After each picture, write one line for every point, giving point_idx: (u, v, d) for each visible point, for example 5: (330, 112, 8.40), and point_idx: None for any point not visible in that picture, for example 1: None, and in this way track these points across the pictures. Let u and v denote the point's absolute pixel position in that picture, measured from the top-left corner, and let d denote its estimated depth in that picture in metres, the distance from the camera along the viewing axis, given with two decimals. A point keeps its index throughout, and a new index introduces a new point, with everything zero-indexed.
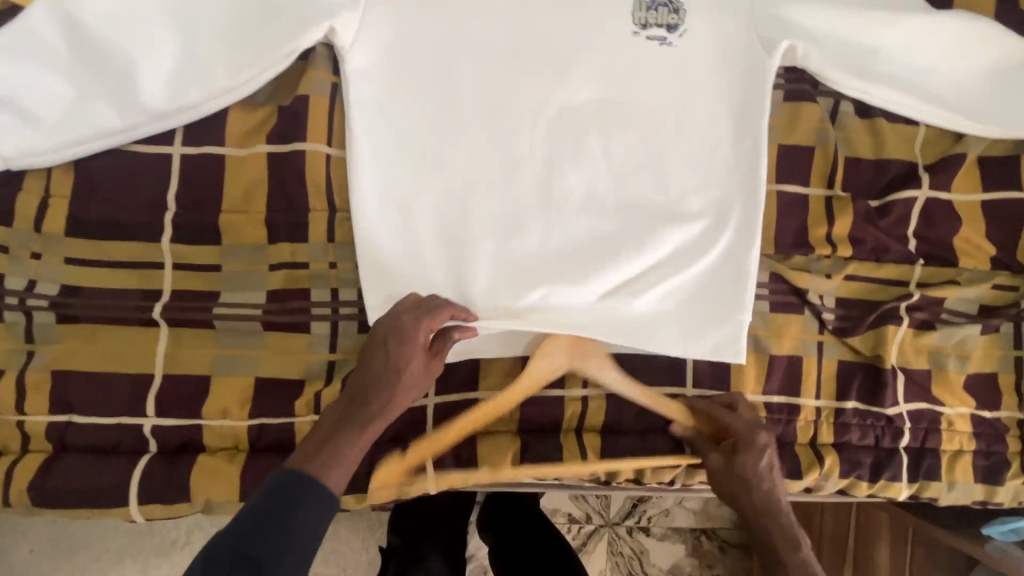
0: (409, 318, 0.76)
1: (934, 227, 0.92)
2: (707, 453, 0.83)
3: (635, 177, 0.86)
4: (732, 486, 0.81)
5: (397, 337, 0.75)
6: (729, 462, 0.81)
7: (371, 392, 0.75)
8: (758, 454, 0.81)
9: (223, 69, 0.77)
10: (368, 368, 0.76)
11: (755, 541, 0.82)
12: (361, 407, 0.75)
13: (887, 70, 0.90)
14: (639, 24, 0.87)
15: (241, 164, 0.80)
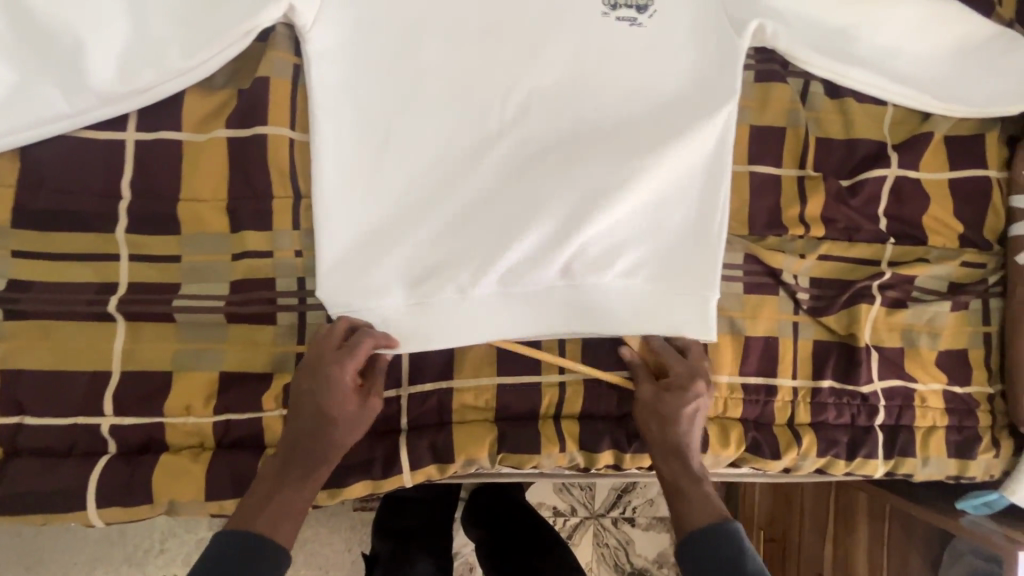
0: (333, 361, 0.74)
1: (904, 205, 0.93)
2: (640, 381, 0.81)
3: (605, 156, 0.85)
4: (646, 417, 0.80)
5: (325, 382, 0.74)
6: (656, 395, 0.80)
7: (308, 438, 0.74)
8: (687, 399, 0.79)
9: (177, 50, 0.74)
10: (298, 417, 0.74)
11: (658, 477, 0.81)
12: (301, 458, 0.73)
13: (855, 50, 0.90)
14: (609, 4, 0.86)
15: (200, 151, 0.77)
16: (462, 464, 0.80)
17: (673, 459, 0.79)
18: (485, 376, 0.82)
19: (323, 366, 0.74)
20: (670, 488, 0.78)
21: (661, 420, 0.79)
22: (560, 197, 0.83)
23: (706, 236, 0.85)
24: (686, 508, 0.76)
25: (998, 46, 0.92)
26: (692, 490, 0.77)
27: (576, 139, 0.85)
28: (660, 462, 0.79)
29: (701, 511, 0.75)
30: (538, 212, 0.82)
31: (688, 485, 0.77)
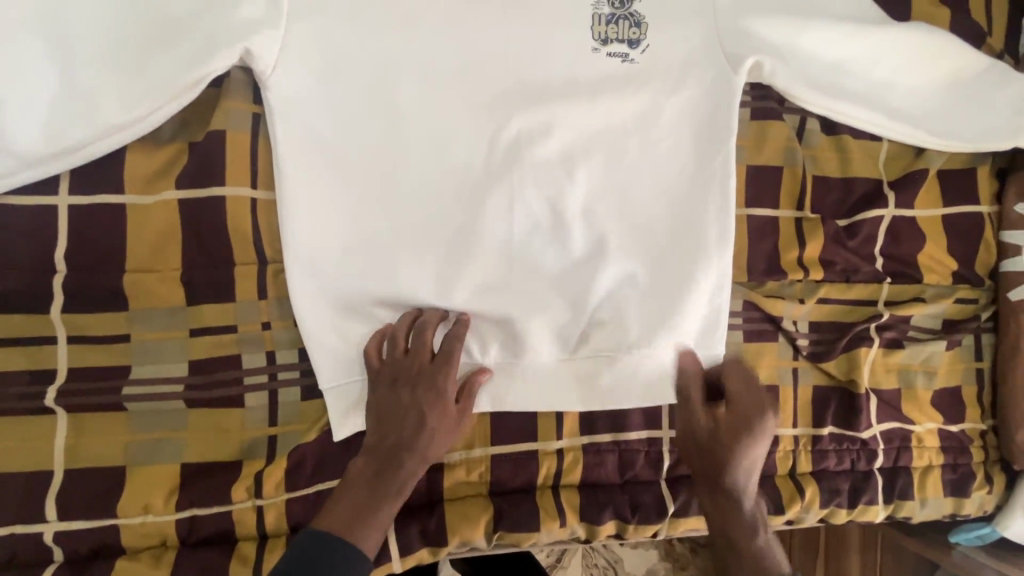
0: (417, 348, 0.72)
1: (900, 244, 0.91)
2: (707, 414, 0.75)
3: (606, 212, 0.80)
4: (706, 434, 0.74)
5: (425, 377, 0.71)
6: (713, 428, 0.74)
7: (389, 446, 0.69)
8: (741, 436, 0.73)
9: (117, 103, 0.65)
10: (397, 422, 0.69)
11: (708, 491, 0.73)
12: (397, 466, 0.68)
13: (852, 86, 0.87)
14: (599, 39, 0.80)
15: (147, 215, 0.68)
16: (455, 545, 0.76)
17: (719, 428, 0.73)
18: (478, 447, 0.79)
19: (409, 367, 0.71)
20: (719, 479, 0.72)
21: (707, 444, 0.73)
22: (564, 261, 0.79)
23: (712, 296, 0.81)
24: (732, 525, 0.71)
25: (990, 80, 0.91)
26: (734, 509, 0.72)
27: (576, 195, 0.79)
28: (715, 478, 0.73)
29: (745, 531, 0.70)
30: (542, 276, 0.78)
31: (724, 445, 0.72)
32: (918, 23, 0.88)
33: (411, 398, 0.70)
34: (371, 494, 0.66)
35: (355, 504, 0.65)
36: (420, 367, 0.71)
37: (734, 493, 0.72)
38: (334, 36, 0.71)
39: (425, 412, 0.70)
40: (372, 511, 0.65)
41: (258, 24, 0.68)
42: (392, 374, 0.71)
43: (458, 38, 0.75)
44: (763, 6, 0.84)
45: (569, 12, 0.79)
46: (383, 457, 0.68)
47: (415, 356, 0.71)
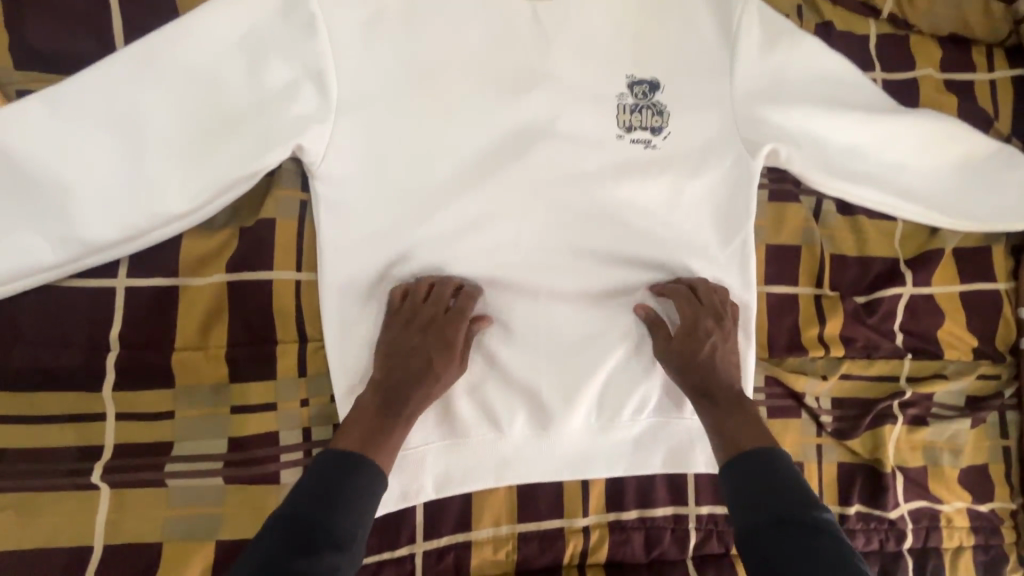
0: (437, 299, 0.75)
1: (919, 321, 0.92)
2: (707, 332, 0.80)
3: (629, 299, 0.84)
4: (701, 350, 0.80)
5: (435, 327, 0.75)
6: (706, 351, 0.80)
7: (395, 382, 0.72)
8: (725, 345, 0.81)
9: (179, 193, 0.70)
10: (410, 359, 0.73)
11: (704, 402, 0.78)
12: (405, 399, 0.72)
13: (866, 169, 0.91)
14: (624, 127, 0.85)
15: (197, 297, 0.72)
16: None
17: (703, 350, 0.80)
18: (504, 524, 0.79)
19: (421, 315, 0.75)
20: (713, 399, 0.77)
21: (689, 359, 0.79)
22: (590, 344, 0.82)
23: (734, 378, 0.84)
24: (735, 437, 0.73)
25: (999, 164, 0.94)
26: (737, 424, 0.74)
27: (600, 274, 0.83)
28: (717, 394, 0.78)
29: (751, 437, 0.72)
30: (570, 359, 0.81)
31: (710, 364, 0.79)
32: (927, 111, 0.93)
33: (422, 344, 0.74)
34: (379, 425, 0.70)
35: (367, 426, 0.69)
36: (433, 314, 0.75)
37: (727, 402, 0.77)
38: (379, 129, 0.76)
39: (435, 358, 0.74)
40: (379, 437, 0.69)
41: (310, 121, 0.74)
42: (405, 320, 0.74)
43: (492, 129, 0.81)
44: (777, 96, 0.89)
45: (595, 102, 0.85)
46: (390, 392, 0.72)
47: (428, 306, 0.75)
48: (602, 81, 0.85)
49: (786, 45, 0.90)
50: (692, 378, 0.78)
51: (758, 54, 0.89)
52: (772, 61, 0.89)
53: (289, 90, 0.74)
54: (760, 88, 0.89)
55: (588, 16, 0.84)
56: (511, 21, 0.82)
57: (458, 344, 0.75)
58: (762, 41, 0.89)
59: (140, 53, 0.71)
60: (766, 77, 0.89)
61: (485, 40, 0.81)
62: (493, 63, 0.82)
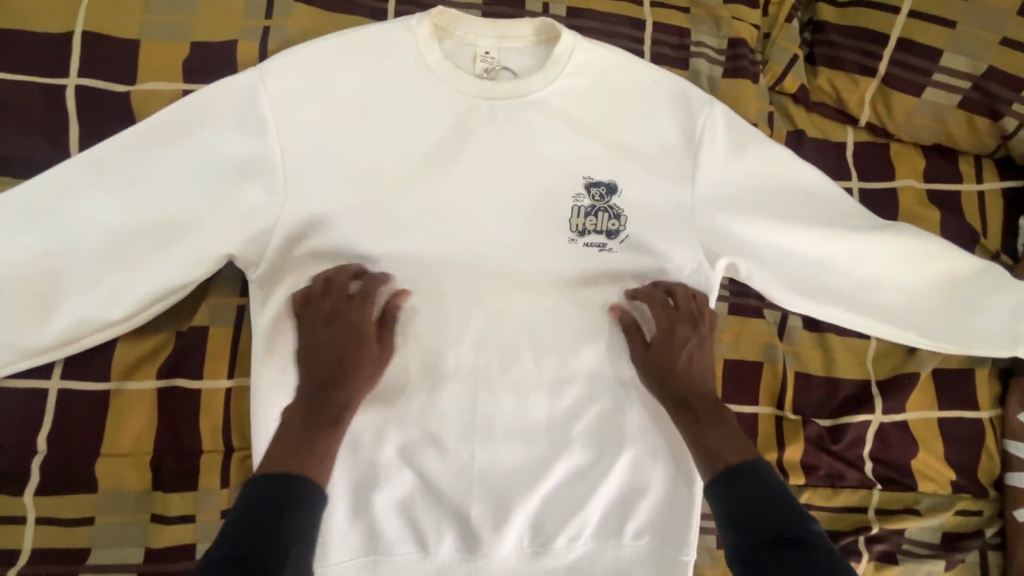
0: (333, 291, 0.77)
1: (890, 450, 0.86)
2: (681, 336, 0.82)
3: (565, 426, 0.82)
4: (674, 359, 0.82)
5: (348, 319, 0.76)
6: (681, 354, 0.82)
7: (319, 386, 0.73)
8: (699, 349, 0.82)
9: (116, 300, 0.71)
10: (325, 359, 0.74)
11: (683, 411, 0.79)
12: (332, 399, 0.73)
13: (836, 282, 0.87)
14: (577, 231, 0.83)
15: (127, 402, 0.72)
16: None
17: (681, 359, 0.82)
18: None
19: (325, 307, 0.76)
20: (686, 407, 0.79)
21: (665, 367, 0.81)
22: (521, 472, 0.80)
23: (674, 514, 0.81)
24: (717, 449, 0.74)
25: (985, 283, 0.88)
26: (713, 432, 0.75)
27: (545, 387, 0.82)
28: (693, 401, 0.79)
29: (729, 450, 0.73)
30: (505, 482, 0.80)
31: (686, 370, 0.81)
32: (905, 225, 0.88)
33: (332, 335, 0.75)
34: (306, 432, 0.69)
35: (298, 429, 0.70)
36: (338, 305, 0.77)
37: (703, 409, 0.78)
38: (324, 240, 0.77)
39: (348, 349, 0.75)
40: (312, 439, 0.68)
41: (251, 229, 0.75)
42: (310, 319, 0.76)
43: (437, 235, 0.80)
44: (743, 205, 0.85)
45: (549, 207, 0.83)
46: (316, 394, 0.73)
47: (334, 297, 0.76)
48: (557, 184, 0.83)
49: (753, 151, 0.87)
50: (668, 392, 0.80)
51: (724, 162, 0.86)
52: (738, 168, 0.86)
53: (234, 192, 0.75)
54: (725, 195, 0.85)
55: (546, 120, 0.83)
56: (464, 126, 0.81)
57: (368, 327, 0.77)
58: (730, 147, 0.86)
59: (94, 159, 0.73)
60: (733, 184, 0.86)
61: (437, 145, 0.81)
62: (444, 167, 0.81)
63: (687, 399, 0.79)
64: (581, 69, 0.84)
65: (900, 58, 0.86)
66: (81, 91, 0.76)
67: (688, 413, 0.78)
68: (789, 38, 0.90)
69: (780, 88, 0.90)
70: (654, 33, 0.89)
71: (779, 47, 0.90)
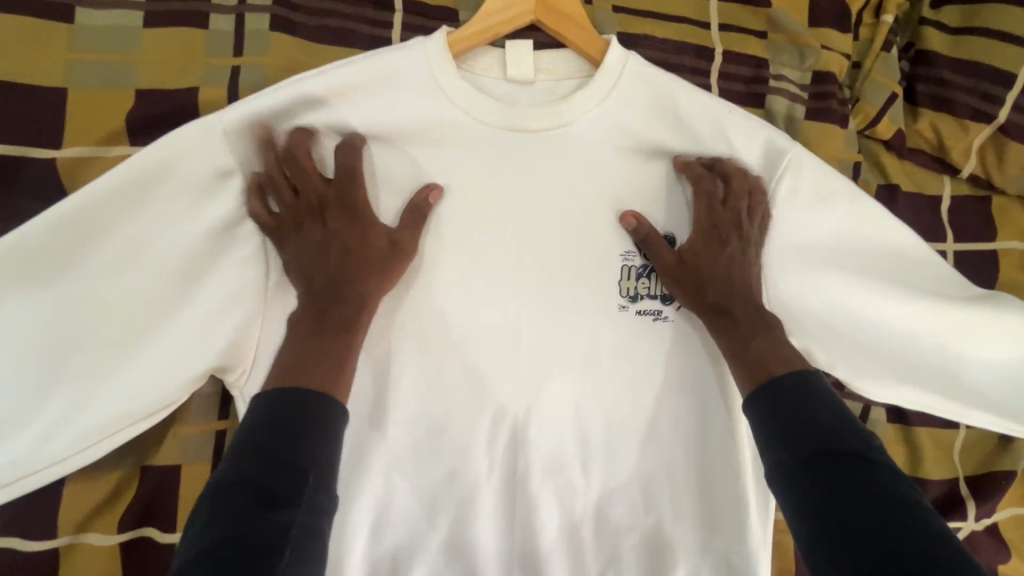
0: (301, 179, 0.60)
1: (978, 555, 0.76)
2: (722, 226, 0.68)
3: (612, 531, 0.70)
4: (711, 254, 0.67)
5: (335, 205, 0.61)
6: (703, 237, 0.67)
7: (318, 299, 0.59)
8: (749, 247, 0.68)
9: (62, 435, 0.56)
10: (324, 260, 0.60)
11: (725, 308, 0.66)
12: (336, 303, 0.59)
13: (926, 366, 0.74)
14: (627, 294, 0.69)
15: (85, 560, 0.58)
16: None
17: (700, 263, 0.67)
18: None
19: (304, 202, 0.60)
20: (727, 310, 0.65)
21: (703, 265, 0.67)
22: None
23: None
24: (765, 357, 0.62)
25: None
26: (760, 339, 0.63)
27: (592, 499, 0.70)
28: (736, 304, 0.66)
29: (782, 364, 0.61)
30: None
31: (728, 271, 0.67)
32: (1007, 299, 0.76)
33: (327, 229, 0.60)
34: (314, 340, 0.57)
35: (298, 334, 0.57)
36: (320, 195, 0.61)
37: (746, 315, 0.65)
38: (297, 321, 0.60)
39: (349, 239, 0.61)
40: (322, 355, 0.56)
41: (229, 334, 0.59)
42: (293, 218, 0.60)
43: (464, 327, 0.66)
44: (822, 278, 0.73)
45: (596, 288, 0.68)
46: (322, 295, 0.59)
47: (308, 187, 0.60)
48: (606, 260, 0.68)
49: (837, 212, 0.72)
50: (704, 303, 0.66)
51: (802, 223, 0.72)
52: (819, 233, 0.72)
53: (209, 283, 0.59)
54: (799, 266, 0.72)
55: (593, 182, 0.67)
56: (494, 193, 0.65)
57: (364, 210, 0.61)
58: (809, 208, 0.72)
59: (19, 248, 0.56)
60: (806, 254, 0.73)
61: (461, 217, 0.65)
62: (469, 243, 0.66)
63: (730, 303, 0.66)
64: (637, 116, 0.67)
65: (1022, 102, 0.72)
66: (0, 163, 0.59)
67: (729, 309, 0.65)
68: (885, 71, 0.74)
69: (871, 133, 0.75)
70: (724, 63, 0.73)
71: (873, 82, 0.74)
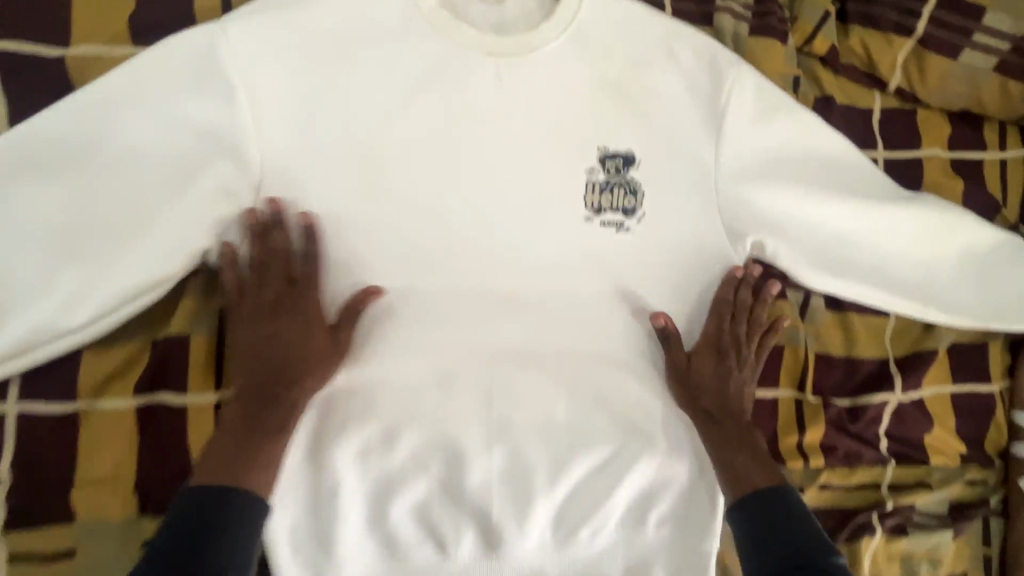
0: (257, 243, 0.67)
1: (905, 426, 0.86)
2: (732, 326, 0.81)
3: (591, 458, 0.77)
4: (704, 360, 0.79)
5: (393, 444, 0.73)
6: (690, 359, 0.79)
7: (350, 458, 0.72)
8: (727, 371, 0.80)
9: (77, 302, 0.62)
10: (266, 356, 0.67)
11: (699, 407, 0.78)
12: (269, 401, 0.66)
13: (859, 259, 0.83)
14: (592, 208, 0.77)
15: (101, 421, 0.64)
16: None
17: (749, 354, 0.81)
18: None
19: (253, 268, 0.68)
20: (704, 410, 0.78)
21: (692, 375, 0.79)
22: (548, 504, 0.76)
23: (701, 528, 0.79)
24: (746, 474, 0.74)
25: (1002, 256, 0.86)
26: (742, 457, 0.75)
27: (562, 378, 0.76)
28: (713, 404, 0.78)
29: (756, 475, 0.74)
30: (524, 480, 0.75)
31: (705, 376, 0.79)
32: (930, 197, 0.85)
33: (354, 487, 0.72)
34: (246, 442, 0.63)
35: (235, 450, 0.63)
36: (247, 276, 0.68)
37: (731, 431, 0.77)
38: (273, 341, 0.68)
39: (275, 299, 0.69)
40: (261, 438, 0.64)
41: (236, 213, 0.66)
42: (250, 310, 0.68)
43: (443, 221, 0.73)
44: (766, 178, 0.80)
45: (564, 187, 0.76)
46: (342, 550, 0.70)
47: (263, 276, 0.68)
48: (571, 162, 0.76)
49: (779, 120, 0.81)
50: (688, 405, 0.78)
51: (748, 129, 0.79)
52: (764, 137, 0.80)
53: (210, 172, 0.65)
54: (746, 167, 0.80)
55: (557, 89, 0.74)
56: (470, 97, 0.72)
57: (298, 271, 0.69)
58: (754, 118, 0.80)
59: (40, 139, 0.63)
60: (753, 159, 0.80)
61: (440, 118, 0.72)
62: (445, 144, 0.72)
63: (700, 397, 0.78)
64: (595, 31, 0.75)
65: (939, 17, 0.82)
66: (16, 62, 0.65)
67: (715, 429, 0.77)
68: None
69: (809, 50, 0.84)
70: None
71: (810, 3, 0.83)
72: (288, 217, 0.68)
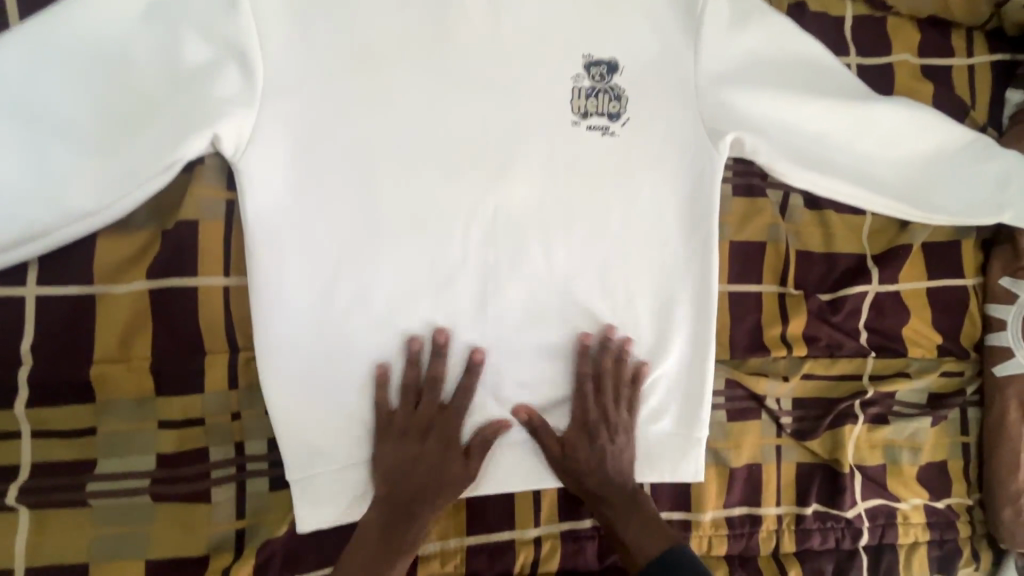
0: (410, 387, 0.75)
1: (883, 318, 0.90)
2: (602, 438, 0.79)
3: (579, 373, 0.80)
4: (564, 473, 0.78)
5: (388, 433, 0.73)
6: (561, 441, 0.78)
7: (407, 459, 0.74)
8: (589, 445, 0.79)
9: (84, 187, 0.65)
10: (415, 475, 0.74)
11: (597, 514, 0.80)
12: (409, 518, 0.73)
13: (837, 157, 0.85)
14: (579, 113, 0.78)
15: (116, 305, 0.69)
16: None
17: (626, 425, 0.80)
18: (452, 538, 0.80)
19: (420, 416, 0.75)
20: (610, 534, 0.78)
21: (576, 459, 0.78)
22: (532, 445, 0.79)
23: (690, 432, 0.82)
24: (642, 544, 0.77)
25: (976, 151, 0.89)
26: (635, 525, 0.77)
27: (555, 275, 0.78)
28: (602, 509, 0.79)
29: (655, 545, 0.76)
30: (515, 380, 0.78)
31: (604, 465, 0.79)
32: (902, 98, 0.87)
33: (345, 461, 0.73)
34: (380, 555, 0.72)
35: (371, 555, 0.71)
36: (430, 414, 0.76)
37: (620, 506, 0.79)
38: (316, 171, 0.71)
39: (432, 465, 0.75)
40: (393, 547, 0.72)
41: (230, 104, 0.68)
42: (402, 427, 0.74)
43: (431, 117, 0.74)
44: (744, 77, 0.82)
45: (550, 83, 0.77)
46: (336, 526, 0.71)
47: (427, 403, 0.75)
48: (559, 59, 0.77)
49: (757, 22, 0.83)
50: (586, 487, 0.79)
51: (728, 30, 0.82)
52: (743, 37, 0.82)
53: (207, 67, 0.68)
54: (726, 67, 0.82)
55: None
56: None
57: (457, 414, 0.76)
58: (732, 18, 0.82)
59: (34, 30, 0.65)
60: (734, 59, 0.82)
61: (428, 15, 0.73)
62: (432, 41, 0.73)
63: (601, 496, 0.79)
64: None
65: None
66: None
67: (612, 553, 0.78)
68: None
69: None
70: None
71: None
72: (275, 111, 0.70)
